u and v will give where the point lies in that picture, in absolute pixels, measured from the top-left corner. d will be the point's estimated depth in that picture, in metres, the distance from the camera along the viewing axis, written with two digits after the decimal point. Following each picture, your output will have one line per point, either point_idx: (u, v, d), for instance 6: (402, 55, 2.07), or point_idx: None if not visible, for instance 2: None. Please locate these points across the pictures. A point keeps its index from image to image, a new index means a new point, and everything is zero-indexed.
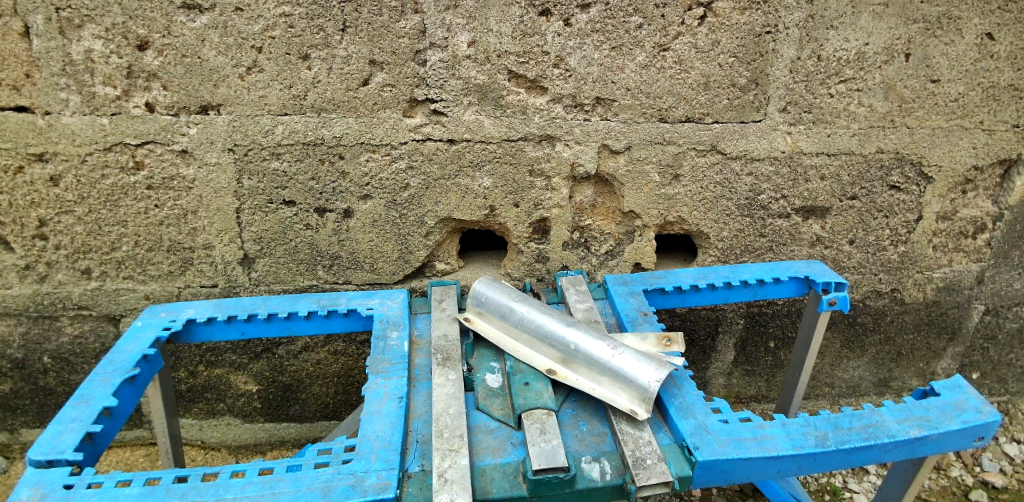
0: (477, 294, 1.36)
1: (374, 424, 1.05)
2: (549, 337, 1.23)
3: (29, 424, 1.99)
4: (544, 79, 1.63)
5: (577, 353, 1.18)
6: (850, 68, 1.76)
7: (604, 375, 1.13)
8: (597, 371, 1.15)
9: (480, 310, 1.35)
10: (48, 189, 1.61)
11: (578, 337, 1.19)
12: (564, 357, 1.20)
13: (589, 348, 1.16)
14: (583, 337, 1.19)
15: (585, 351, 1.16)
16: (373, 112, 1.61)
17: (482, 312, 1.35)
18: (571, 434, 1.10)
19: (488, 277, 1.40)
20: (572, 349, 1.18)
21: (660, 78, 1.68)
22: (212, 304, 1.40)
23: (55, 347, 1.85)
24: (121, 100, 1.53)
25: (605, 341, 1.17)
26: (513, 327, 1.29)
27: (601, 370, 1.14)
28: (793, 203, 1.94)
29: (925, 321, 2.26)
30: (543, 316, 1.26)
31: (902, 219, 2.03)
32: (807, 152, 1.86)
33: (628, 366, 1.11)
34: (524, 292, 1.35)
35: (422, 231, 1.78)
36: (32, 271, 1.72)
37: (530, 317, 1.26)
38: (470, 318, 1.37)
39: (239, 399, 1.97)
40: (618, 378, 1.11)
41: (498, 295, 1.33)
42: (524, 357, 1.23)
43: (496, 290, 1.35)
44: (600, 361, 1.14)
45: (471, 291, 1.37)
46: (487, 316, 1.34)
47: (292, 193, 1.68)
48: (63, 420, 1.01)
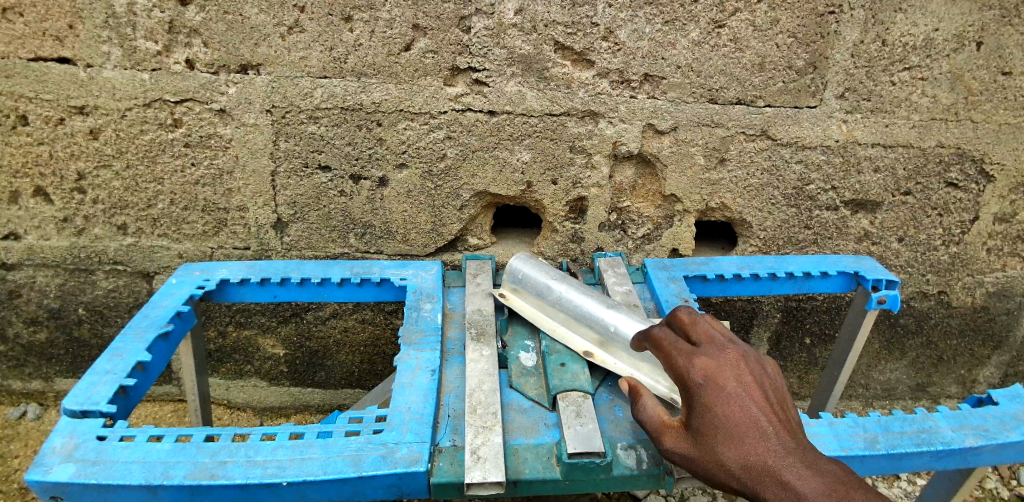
0: (512, 269, 1.32)
1: (406, 395, 1.03)
2: (588, 318, 1.19)
3: (63, 373, 2.03)
4: (591, 52, 1.57)
5: (616, 336, 1.14)
6: (916, 55, 1.66)
7: (644, 360, 1.10)
8: (636, 358, 1.11)
9: (516, 286, 1.32)
10: (89, 142, 1.62)
11: (619, 321, 1.15)
12: (602, 340, 1.16)
13: (630, 332, 1.13)
14: (624, 321, 1.15)
15: (627, 335, 1.12)
16: (413, 79, 1.56)
17: (516, 288, 1.31)
18: (606, 419, 1.06)
19: (525, 253, 1.37)
20: (612, 332, 1.15)
21: (714, 56, 1.60)
22: (245, 266, 1.39)
23: (90, 300, 1.87)
24: (162, 56, 1.51)
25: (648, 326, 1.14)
26: (549, 305, 1.25)
27: (641, 355, 1.10)
28: (841, 195, 1.86)
29: (970, 327, 2.17)
30: (584, 297, 1.23)
31: (957, 218, 1.93)
32: (862, 142, 1.77)
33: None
34: (562, 270, 1.32)
35: (456, 204, 1.75)
36: (70, 224, 1.74)
37: (569, 297, 1.23)
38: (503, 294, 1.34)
39: (266, 362, 1.98)
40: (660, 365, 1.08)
41: (537, 272, 1.30)
42: (560, 336, 1.20)
43: (534, 266, 1.31)
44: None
45: (507, 267, 1.34)
46: (523, 292, 1.31)
47: (328, 157, 1.65)
48: (98, 372, 1.01)
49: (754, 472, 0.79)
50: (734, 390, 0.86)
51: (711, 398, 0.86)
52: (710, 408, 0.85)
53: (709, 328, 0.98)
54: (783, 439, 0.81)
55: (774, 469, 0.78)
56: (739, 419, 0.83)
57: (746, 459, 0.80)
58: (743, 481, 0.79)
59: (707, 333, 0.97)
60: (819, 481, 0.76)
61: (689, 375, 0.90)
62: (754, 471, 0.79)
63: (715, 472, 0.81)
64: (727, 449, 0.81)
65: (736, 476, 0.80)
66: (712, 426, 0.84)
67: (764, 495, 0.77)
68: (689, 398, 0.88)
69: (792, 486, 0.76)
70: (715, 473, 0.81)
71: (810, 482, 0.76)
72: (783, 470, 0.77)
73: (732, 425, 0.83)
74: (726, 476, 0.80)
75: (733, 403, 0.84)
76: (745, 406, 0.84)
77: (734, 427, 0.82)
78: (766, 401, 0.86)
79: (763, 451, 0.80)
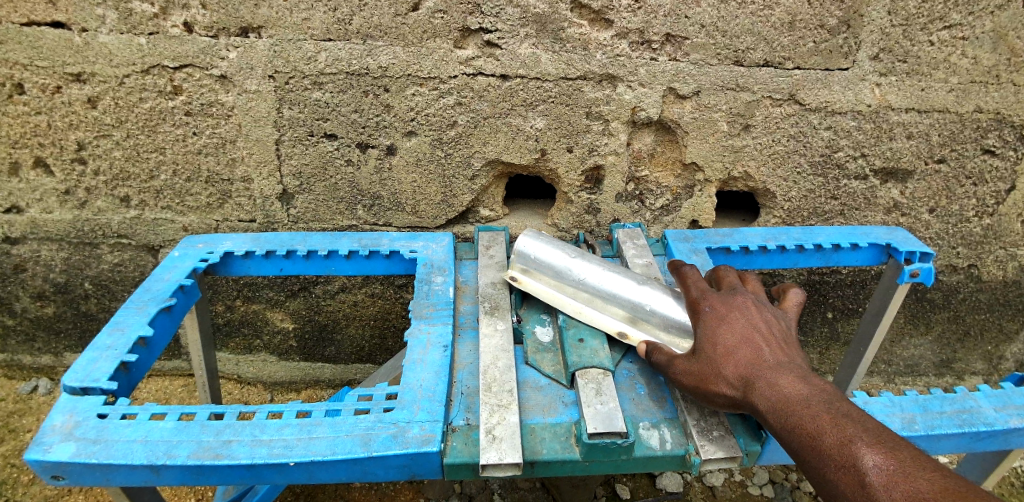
0: (520, 250, 1.21)
1: (417, 372, 0.99)
2: (617, 297, 1.12)
3: (73, 348, 2.01)
4: (610, 10, 1.48)
5: (652, 314, 1.08)
6: (957, 12, 1.55)
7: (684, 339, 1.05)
8: (674, 336, 1.06)
9: (529, 268, 1.21)
10: (87, 111, 1.56)
11: (653, 298, 1.09)
12: (634, 319, 1.11)
13: (666, 310, 1.07)
14: (657, 297, 1.10)
15: (664, 314, 1.07)
16: (422, 41, 1.48)
17: (527, 269, 1.21)
18: (627, 398, 1.01)
19: (530, 230, 1.25)
20: (646, 310, 1.09)
21: (740, 14, 1.50)
22: (249, 238, 1.34)
23: (96, 274, 1.84)
24: (159, 18, 1.44)
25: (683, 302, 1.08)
26: (568, 286, 1.17)
27: (680, 333, 1.05)
28: (872, 163, 1.76)
29: (1000, 301, 2.09)
30: (607, 275, 1.15)
31: (993, 188, 1.84)
32: (896, 107, 1.67)
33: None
34: (575, 246, 1.22)
35: (467, 175, 1.68)
36: (72, 196, 1.70)
37: (591, 276, 1.15)
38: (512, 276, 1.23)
39: (275, 336, 1.95)
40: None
41: (548, 252, 1.20)
42: (587, 318, 1.12)
43: (543, 245, 1.21)
44: (680, 324, 1.05)
45: (516, 248, 1.22)
46: (535, 274, 1.21)
47: (334, 125, 1.59)
48: (98, 347, 0.97)
49: (746, 380, 0.85)
50: (737, 313, 0.94)
51: (716, 319, 0.94)
52: (714, 326, 0.93)
53: (728, 275, 1.07)
54: (777, 356, 0.88)
55: (766, 375, 0.84)
56: (739, 335, 0.90)
57: (740, 369, 0.87)
58: (738, 390, 0.86)
59: (726, 278, 1.06)
60: (806, 387, 0.82)
61: (701, 302, 0.99)
62: (747, 380, 0.85)
63: (712, 383, 0.88)
64: (726, 357, 0.89)
65: (732, 386, 0.86)
66: (716, 337, 0.92)
67: (754, 400, 0.83)
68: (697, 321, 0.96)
69: (780, 389, 0.82)
70: (712, 384, 0.88)
71: (797, 386, 0.82)
72: (773, 377, 0.84)
73: (740, 319, 0.93)
74: (722, 385, 0.87)
75: (735, 323, 0.92)
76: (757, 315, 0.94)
77: (739, 324, 0.92)
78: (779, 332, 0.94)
79: (757, 362, 0.86)
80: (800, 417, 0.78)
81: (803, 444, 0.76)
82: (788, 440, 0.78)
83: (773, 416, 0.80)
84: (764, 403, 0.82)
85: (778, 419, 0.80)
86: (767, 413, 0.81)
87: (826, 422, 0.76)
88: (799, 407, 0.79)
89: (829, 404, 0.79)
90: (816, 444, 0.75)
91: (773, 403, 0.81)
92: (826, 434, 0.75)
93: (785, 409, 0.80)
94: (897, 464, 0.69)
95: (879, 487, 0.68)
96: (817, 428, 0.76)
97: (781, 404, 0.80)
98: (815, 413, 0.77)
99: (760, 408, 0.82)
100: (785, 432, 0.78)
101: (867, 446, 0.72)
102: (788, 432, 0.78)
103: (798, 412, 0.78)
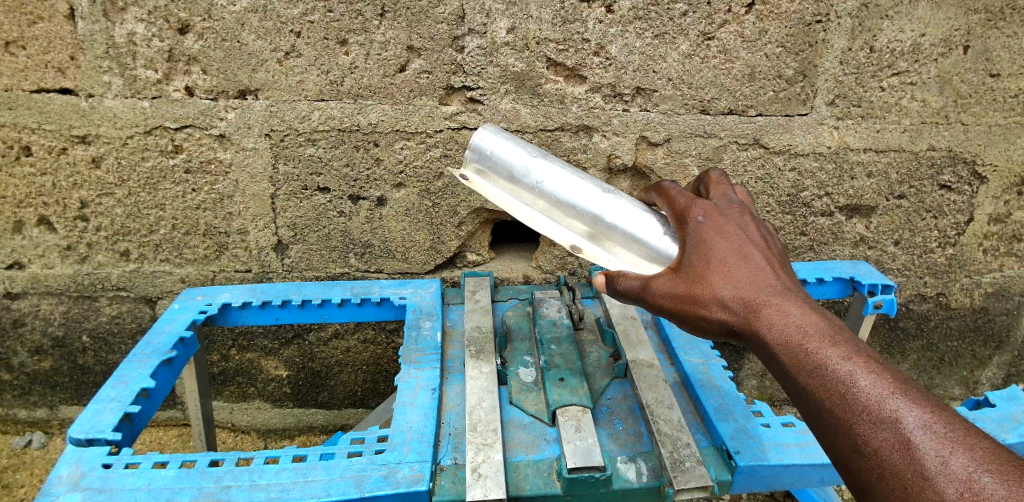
0: (474, 147, 1.17)
1: (407, 415, 1.04)
2: (576, 208, 1.10)
3: (68, 400, 2.03)
4: (583, 67, 1.59)
5: (612, 229, 1.07)
6: (904, 60, 1.68)
7: (641, 254, 1.04)
8: (633, 251, 1.05)
9: (488, 168, 1.16)
10: (91, 171, 1.64)
11: (614, 211, 1.07)
12: (592, 232, 1.09)
13: (627, 225, 1.06)
14: (617, 208, 1.08)
15: (624, 228, 1.05)
16: (409, 100, 1.59)
17: (481, 169, 1.17)
18: (606, 433, 1.08)
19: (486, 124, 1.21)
20: (606, 223, 1.08)
21: (704, 68, 1.62)
22: (246, 289, 1.41)
23: (94, 327, 1.89)
24: (161, 84, 1.54)
25: (645, 214, 1.06)
26: (524, 192, 1.14)
27: (638, 249, 1.04)
28: (836, 201, 1.87)
29: (971, 328, 2.18)
30: (568, 181, 1.12)
31: (952, 220, 1.95)
32: (854, 148, 1.79)
33: (676, 245, 1.01)
34: (536, 146, 1.19)
35: (454, 222, 1.77)
36: (73, 251, 1.76)
37: (550, 185, 1.12)
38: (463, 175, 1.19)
39: (269, 383, 1.99)
40: (659, 258, 1.02)
41: (505, 151, 1.16)
42: (541, 228, 1.10)
43: (499, 142, 1.16)
44: (640, 240, 1.04)
45: (475, 143, 1.16)
46: (494, 175, 1.16)
47: (327, 179, 1.67)
48: (103, 399, 1.02)
49: (754, 308, 0.84)
50: (735, 231, 0.93)
51: (708, 232, 0.93)
52: (708, 241, 0.92)
53: (720, 188, 1.06)
54: (785, 284, 0.87)
55: (777, 305, 0.83)
56: (736, 253, 0.90)
57: (744, 295, 0.85)
58: (739, 315, 0.85)
59: (718, 192, 1.05)
60: (824, 322, 0.81)
61: (688, 212, 0.97)
62: (753, 307, 0.84)
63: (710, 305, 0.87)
64: (727, 283, 0.87)
65: (734, 312, 0.85)
66: (711, 256, 0.90)
67: (759, 326, 0.83)
68: (683, 234, 0.95)
69: (794, 322, 0.81)
70: (706, 306, 0.87)
71: (817, 323, 0.81)
72: (783, 305, 0.83)
73: (738, 240, 0.92)
74: (720, 308, 0.86)
75: (733, 241, 0.91)
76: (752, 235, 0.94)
77: (739, 245, 0.91)
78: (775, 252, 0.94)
79: (761, 288, 0.86)
80: (823, 358, 0.77)
81: (827, 387, 0.75)
82: (808, 382, 0.77)
83: (789, 353, 0.79)
84: (774, 334, 0.81)
85: (793, 355, 0.79)
86: (780, 347, 0.81)
87: (857, 368, 0.75)
88: (822, 346, 0.78)
89: (853, 345, 0.78)
90: (844, 388, 0.74)
91: (789, 337, 0.80)
92: (857, 380, 0.74)
93: (805, 348, 0.79)
94: (936, 419, 0.69)
95: (918, 441, 0.68)
96: (845, 372, 0.75)
97: (799, 343, 0.79)
98: (844, 357, 0.76)
99: (769, 339, 0.82)
100: (805, 371, 0.78)
101: (904, 398, 0.71)
102: (807, 372, 0.77)
103: (822, 354, 0.77)
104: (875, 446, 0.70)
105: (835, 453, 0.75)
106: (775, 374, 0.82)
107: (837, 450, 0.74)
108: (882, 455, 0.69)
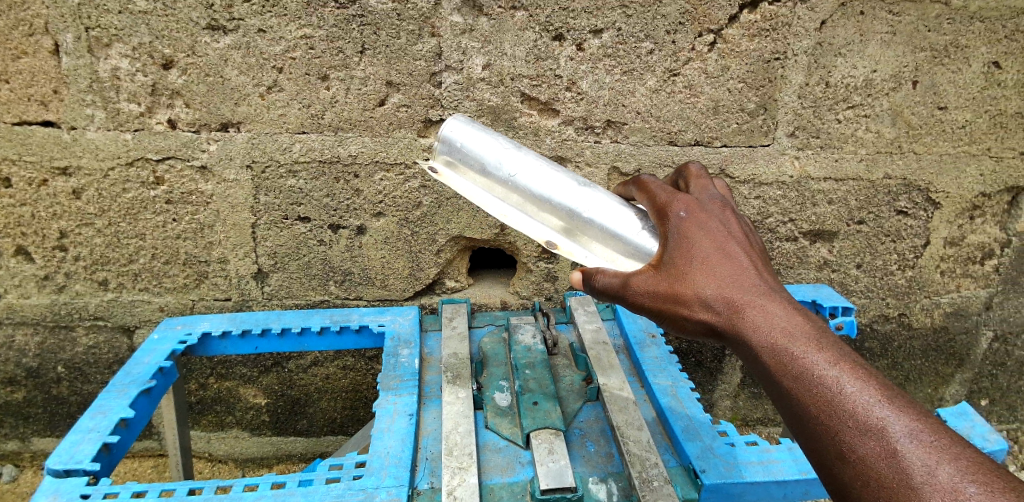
0: (447, 139, 1.15)
1: (385, 440, 1.07)
2: (551, 202, 1.07)
3: (40, 432, 2.01)
4: (556, 102, 1.67)
5: (588, 224, 1.04)
6: (858, 94, 1.79)
7: (619, 251, 1.01)
8: (611, 247, 1.02)
9: (461, 162, 1.14)
10: (71, 202, 1.65)
11: (590, 206, 1.04)
12: (568, 226, 1.06)
13: (604, 220, 1.03)
14: (595, 202, 1.04)
15: (601, 223, 1.02)
16: (388, 132, 1.64)
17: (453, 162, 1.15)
18: (578, 455, 1.13)
19: (461, 116, 1.18)
20: (582, 218, 1.04)
21: (671, 102, 1.71)
22: (226, 319, 1.43)
23: (69, 357, 1.88)
24: (144, 117, 1.57)
25: (624, 209, 1.04)
26: (498, 186, 1.11)
27: (615, 246, 1.01)
28: (800, 226, 1.96)
29: (933, 347, 2.27)
30: (542, 175, 1.09)
31: (910, 244, 2.04)
32: (815, 177, 1.89)
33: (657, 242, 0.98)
34: (511, 139, 1.16)
35: (432, 249, 1.81)
36: (51, 281, 1.76)
37: (525, 179, 1.09)
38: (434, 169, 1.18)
39: (248, 412, 1.99)
40: (638, 254, 0.99)
41: (480, 144, 1.13)
42: (514, 223, 1.08)
43: (474, 134, 1.14)
44: (618, 235, 1.01)
45: (447, 137, 1.14)
46: (466, 169, 1.14)
47: (307, 209, 1.71)
48: (81, 430, 1.04)
49: (738, 309, 0.85)
50: (717, 229, 0.93)
51: (691, 229, 0.93)
52: (692, 239, 0.92)
53: (701, 183, 1.06)
54: (770, 285, 0.88)
55: (762, 306, 0.84)
56: (719, 251, 0.90)
57: (729, 296, 0.86)
58: (722, 316, 0.86)
59: (699, 187, 1.05)
60: (810, 325, 0.82)
61: (668, 207, 0.97)
62: (737, 307, 0.85)
63: (693, 306, 0.88)
64: (710, 283, 0.87)
65: (717, 312, 0.86)
66: (693, 255, 0.90)
67: (742, 327, 0.84)
68: (664, 230, 0.95)
69: (779, 324, 0.82)
70: (688, 306, 0.88)
71: (802, 325, 0.82)
72: (767, 306, 0.84)
73: (721, 237, 0.92)
74: (703, 309, 0.87)
75: (717, 239, 0.92)
76: (735, 232, 0.94)
77: (722, 243, 0.91)
78: (757, 249, 0.94)
79: (745, 288, 0.86)
80: (809, 363, 0.78)
81: (812, 392, 0.76)
82: (793, 386, 0.78)
83: (774, 356, 0.80)
84: (758, 337, 0.82)
85: (778, 358, 0.80)
86: (764, 350, 0.81)
87: (843, 373, 0.76)
88: (808, 349, 0.79)
89: (839, 348, 0.79)
90: (830, 394, 0.75)
91: (774, 339, 0.81)
92: (844, 385, 0.75)
93: (791, 351, 0.80)
94: (923, 428, 0.70)
95: (904, 450, 0.69)
96: (832, 378, 0.76)
97: (784, 346, 0.80)
98: (830, 361, 0.78)
99: (753, 342, 0.83)
100: (790, 375, 0.78)
101: (890, 405, 0.72)
102: (792, 376, 0.78)
103: (807, 357, 0.78)
104: (860, 453, 0.71)
105: (819, 458, 0.76)
106: (758, 376, 0.83)
107: (820, 455, 0.76)
108: (866, 462, 0.71)
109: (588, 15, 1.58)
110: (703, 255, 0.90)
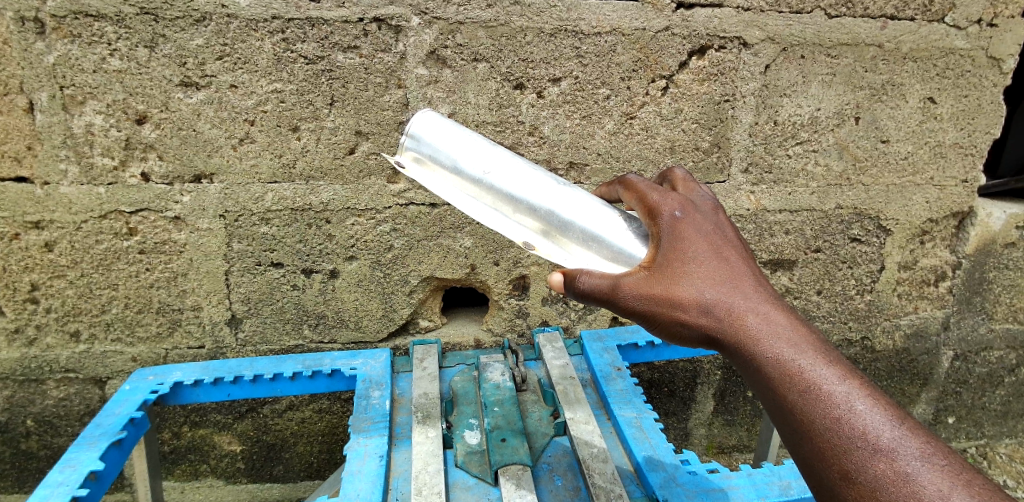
0: (422, 135, 1.15)
1: (355, 483, 1.09)
2: (529, 204, 1.11)
3: (8, 489, 1.96)
4: (520, 146, 1.76)
5: (569, 226, 1.09)
6: (805, 131, 1.90)
7: (599, 252, 1.07)
8: (592, 249, 1.07)
9: (434, 160, 1.15)
10: (43, 255, 1.67)
11: (571, 209, 1.09)
12: (549, 230, 1.10)
13: (584, 221, 1.08)
14: (578, 206, 1.09)
15: (581, 225, 1.07)
16: (358, 179, 1.70)
17: (430, 160, 1.15)
18: (546, 489, 1.17)
19: (432, 112, 1.18)
20: (562, 221, 1.09)
21: (629, 143, 1.80)
22: (199, 367, 1.45)
23: (39, 410, 1.85)
24: (118, 171, 1.61)
25: (606, 210, 1.10)
26: (477, 186, 1.13)
27: (596, 248, 1.07)
28: (760, 256, 2.05)
29: (896, 368, 2.34)
30: (518, 176, 1.12)
31: (866, 269, 2.14)
32: (770, 209, 1.98)
33: (644, 248, 1.04)
34: (488, 139, 1.18)
35: (405, 290, 1.85)
36: (21, 334, 1.75)
37: (506, 182, 1.12)
38: (407, 166, 1.18)
39: (222, 459, 1.97)
40: (621, 259, 1.05)
41: (458, 143, 1.15)
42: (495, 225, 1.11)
43: (451, 133, 1.15)
44: (602, 240, 1.06)
45: (416, 133, 1.15)
46: (441, 167, 1.15)
47: (280, 255, 1.75)
48: (49, 485, 1.06)
49: (740, 318, 0.92)
50: (714, 235, 1.01)
51: (685, 230, 1.00)
52: (689, 245, 0.98)
53: (688, 185, 1.14)
54: (771, 294, 0.96)
55: (763, 315, 0.92)
56: (717, 259, 0.98)
57: (730, 305, 0.94)
58: (722, 322, 0.93)
59: (686, 189, 1.12)
60: (812, 338, 0.91)
61: (660, 208, 1.02)
62: (738, 316, 0.93)
63: (694, 312, 0.94)
64: (713, 291, 0.94)
65: (717, 319, 0.93)
66: (693, 261, 0.97)
67: (744, 334, 0.92)
68: (656, 230, 1.00)
69: (783, 335, 0.91)
70: (686, 312, 0.94)
71: (806, 339, 0.91)
72: (769, 316, 0.92)
73: (718, 245, 1.00)
74: (701, 315, 0.94)
75: (717, 248, 0.99)
76: (729, 239, 1.03)
77: (720, 252, 0.99)
78: (749, 255, 1.02)
79: (745, 298, 0.94)
80: (816, 378, 0.87)
81: (822, 409, 0.85)
82: (800, 400, 0.86)
83: (780, 369, 0.89)
84: (765, 349, 0.90)
85: (784, 371, 0.88)
86: (769, 361, 0.89)
87: (851, 389, 0.86)
88: (812, 364, 0.88)
89: (839, 362, 0.89)
90: (839, 411, 0.84)
91: (779, 352, 0.89)
92: (852, 403, 0.85)
93: (798, 365, 0.88)
94: (931, 451, 0.80)
95: (916, 472, 0.78)
96: (841, 396, 0.85)
97: (792, 360, 0.89)
98: (838, 378, 0.87)
99: (761, 353, 0.90)
100: (797, 389, 0.87)
101: (900, 429, 0.82)
102: (799, 390, 0.87)
103: (814, 373, 0.87)
104: (869, 473, 0.80)
105: (822, 475, 0.84)
106: (759, 387, 0.92)
107: (823, 473, 0.84)
108: (876, 482, 0.79)
109: (546, 66, 1.68)
110: (703, 261, 0.97)
